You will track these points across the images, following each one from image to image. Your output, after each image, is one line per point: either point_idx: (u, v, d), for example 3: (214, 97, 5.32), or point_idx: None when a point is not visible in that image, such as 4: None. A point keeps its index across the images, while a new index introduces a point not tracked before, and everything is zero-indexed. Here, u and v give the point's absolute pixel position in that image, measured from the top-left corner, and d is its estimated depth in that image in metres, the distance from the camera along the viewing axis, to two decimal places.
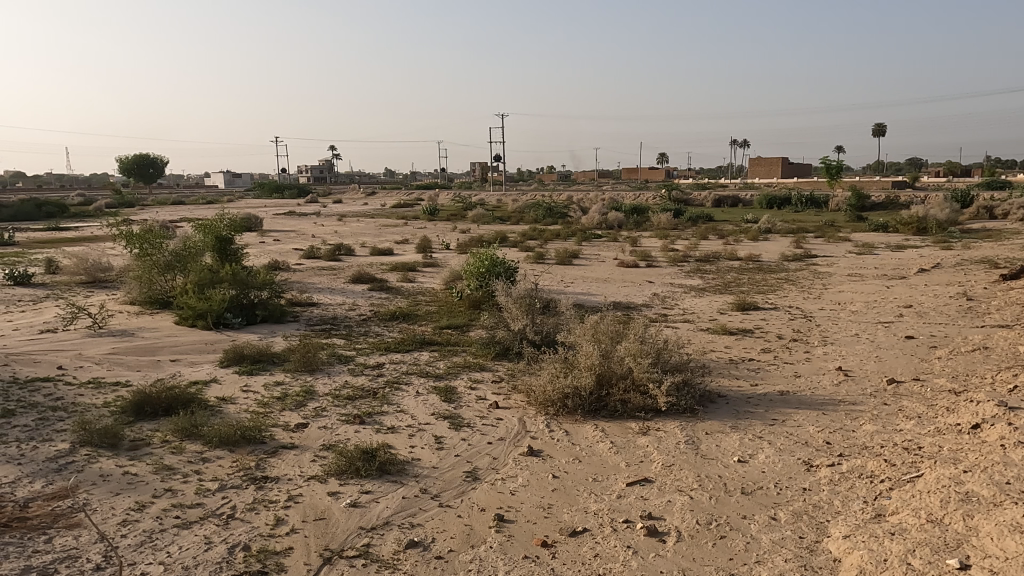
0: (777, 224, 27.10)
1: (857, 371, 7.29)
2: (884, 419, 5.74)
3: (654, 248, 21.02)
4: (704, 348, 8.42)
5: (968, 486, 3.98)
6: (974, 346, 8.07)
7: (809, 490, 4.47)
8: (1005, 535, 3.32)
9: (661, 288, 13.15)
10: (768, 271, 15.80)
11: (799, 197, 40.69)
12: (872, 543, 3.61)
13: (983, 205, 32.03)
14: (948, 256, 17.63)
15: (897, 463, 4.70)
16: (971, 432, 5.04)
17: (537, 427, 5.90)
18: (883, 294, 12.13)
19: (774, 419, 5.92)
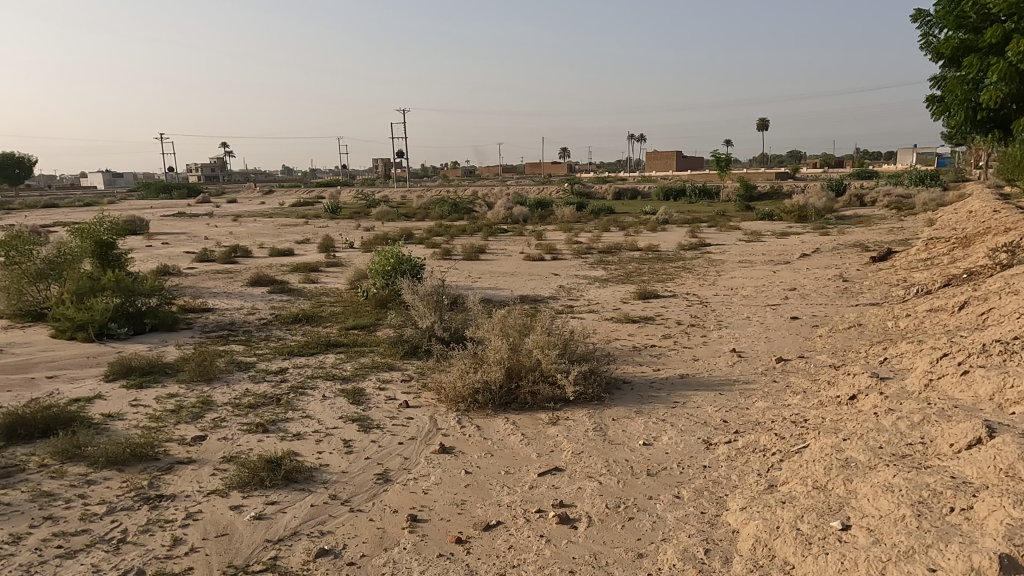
0: (673, 215, 28.30)
1: (749, 352, 7.74)
2: (774, 395, 6.14)
3: (559, 240, 21.45)
4: (609, 337, 8.68)
5: (847, 453, 4.31)
6: (850, 323, 8.77)
7: (709, 467, 4.71)
8: (878, 495, 3.62)
9: (567, 281, 13.42)
10: (667, 260, 16.46)
11: (693, 189, 42.70)
12: (765, 512, 3.84)
13: (855, 193, 34.81)
14: (826, 241, 19.04)
15: (786, 436, 5.03)
16: (849, 403, 5.48)
17: (449, 424, 5.88)
18: (771, 279, 12.93)
19: (675, 401, 6.19)
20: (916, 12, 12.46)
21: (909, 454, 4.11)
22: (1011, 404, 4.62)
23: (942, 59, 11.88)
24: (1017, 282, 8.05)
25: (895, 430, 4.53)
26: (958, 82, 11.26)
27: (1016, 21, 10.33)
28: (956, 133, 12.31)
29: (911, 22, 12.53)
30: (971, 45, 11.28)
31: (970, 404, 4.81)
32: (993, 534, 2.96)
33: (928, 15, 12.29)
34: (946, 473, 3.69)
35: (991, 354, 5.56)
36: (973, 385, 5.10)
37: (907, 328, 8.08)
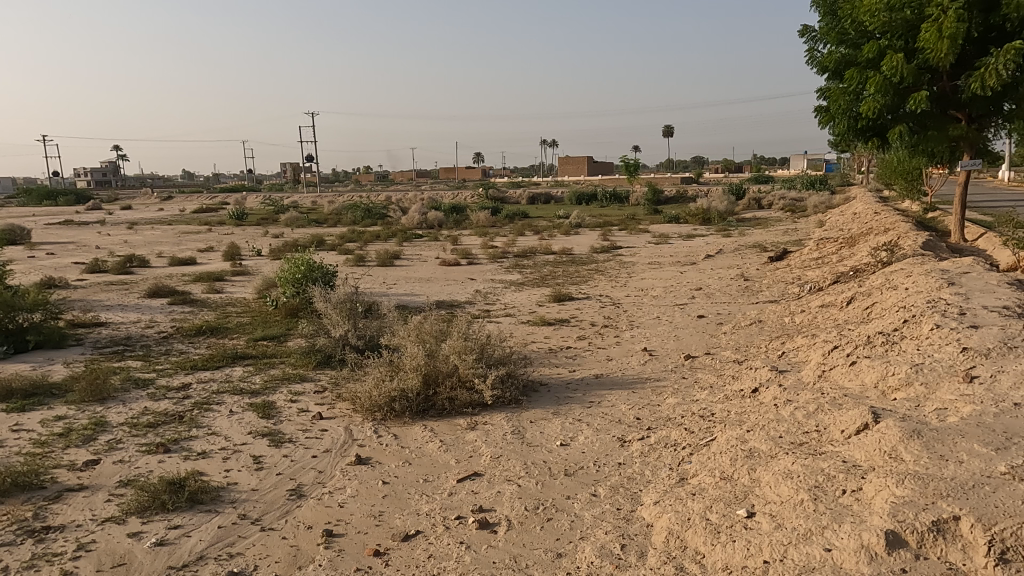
0: (585, 218, 28.95)
1: (659, 350, 8.02)
2: (683, 391, 6.38)
3: (474, 245, 21.48)
4: (525, 340, 8.76)
5: (751, 444, 4.54)
6: (751, 320, 9.25)
7: (624, 464, 4.83)
8: (779, 482, 3.83)
9: (483, 285, 13.44)
10: (580, 263, 16.80)
11: (604, 193, 43.87)
12: (677, 505, 3.97)
13: (753, 197, 36.83)
14: (728, 242, 20.04)
15: (695, 430, 5.23)
16: (752, 396, 5.77)
17: (365, 434, 5.74)
18: (678, 279, 13.46)
19: (591, 401, 6.32)
20: (803, 28, 13.32)
21: (806, 442, 4.38)
22: (893, 390, 5.00)
23: (827, 72, 12.74)
24: (895, 277, 8.76)
25: (793, 420, 4.81)
26: (841, 93, 12.11)
27: (889, 38, 11.24)
28: (840, 141, 13.21)
29: (798, 37, 13.39)
30: (851, 60, 12.16)
31: (858, 393, 5.18)
32: (880, 512, 3.19)
33: (814, 31, 13.17)
34: (838, 458, 3.95)
35: (876, 344, 6.01)
36: (860, 374, 5.49)
37: (802, 323, 8.61)
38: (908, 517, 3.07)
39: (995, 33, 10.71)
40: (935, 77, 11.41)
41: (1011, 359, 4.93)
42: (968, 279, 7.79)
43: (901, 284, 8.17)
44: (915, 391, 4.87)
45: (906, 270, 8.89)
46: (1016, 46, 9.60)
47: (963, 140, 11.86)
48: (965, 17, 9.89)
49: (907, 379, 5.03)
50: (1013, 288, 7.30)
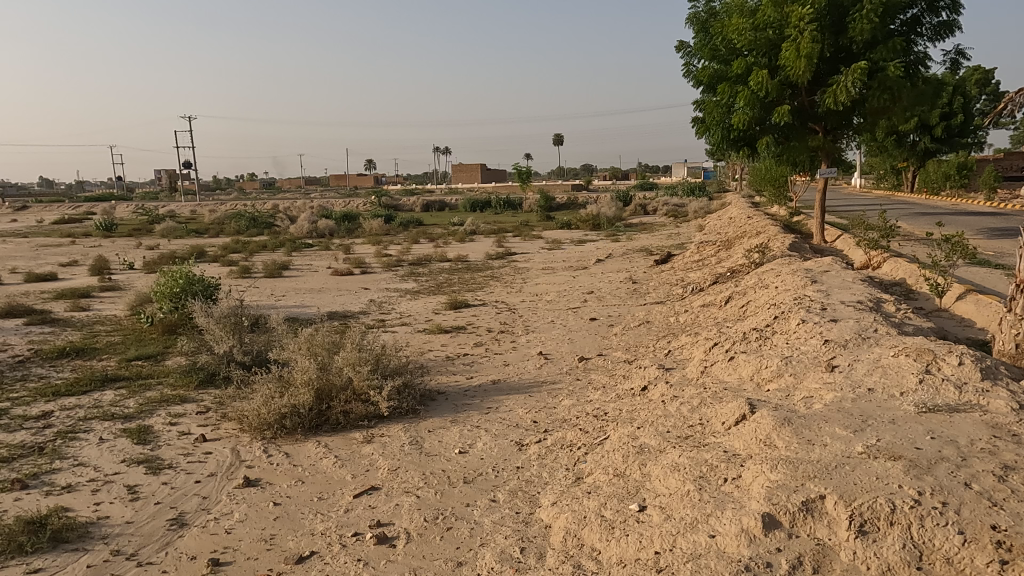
0: (479, 225, 29.08)
1: (555, 353, 8.19)
2: (578, 392, 6.55)
3: (368, 254, 21.04)
4: (422, 349, 8.68)
5: (641, 440, 4.73)
6: (640, 321, 9.65)
7: (522, 468, 4.89)
8: (667, 475, 4.01)
9: (377, 294, 13.18)
10: (475, 270, 16.86)
11: (497, 200, 44.34)
12: (573, 504, 4.06)
13: (639, 203, 38.51)
14: (616, 247, 20.83)
15: (589, 430, 5.38)
16: (641, 394, 6.01)
17: (253, 454, 5.46)
18: (571, 284, 13.82)
19: (488, 407, 6.35)
20: (679, 44, 14.12)
21: (691, 435, 4.62)
22: (767, 382, 5.38)
23: (702, 85, 13.55)
24: (766, 277, 9.44)
25: (679, 415, 5.06)
26: (715, 106, 12.93)
27: (755, 55, 12.13)
28: (716, 150, 14.08)
29: (675, 52, 14.18)
30: (723, 75, 13.01)
31: (736, 386, 5.52)
32: (757, 497, 3.41)
33: (689, 47, 13.99)
34: (719, 448, 4.20)
35: (751, 340, 6.44)
36: (738, 368, 5.86)
37: (686, 322, 9.09)
38: (781, 500, 3.30)
39: (844, 54, 11.81)
40: (795, 92, 12.42)
41: (865, 349, 5.45)
42: (828, 277, 8.54)
43: (771, 283, 8.82)
44: (786, 381, 5.26)
45: (776, 270, 9.60)
46: (861, 66, 10.65)
47: (821, 150, 12.97)
48: (818, 39, 10.86)
49: (778, 371, 5.43)
50: (864, 285, 8.07)
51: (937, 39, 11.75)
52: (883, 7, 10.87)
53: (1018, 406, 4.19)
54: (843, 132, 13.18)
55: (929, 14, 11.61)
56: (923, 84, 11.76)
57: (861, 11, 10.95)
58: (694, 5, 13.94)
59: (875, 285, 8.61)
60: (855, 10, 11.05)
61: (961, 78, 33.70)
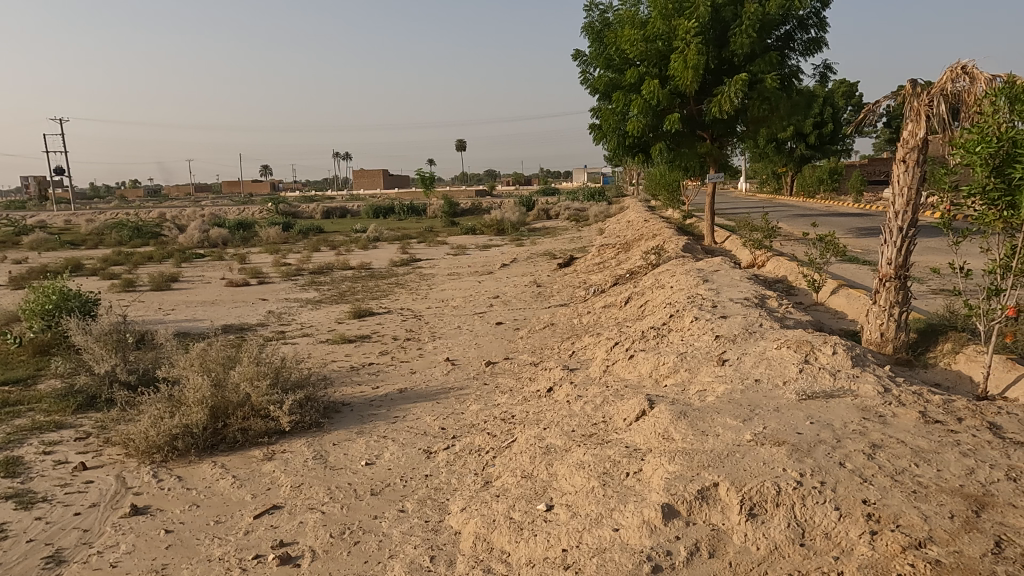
0: (383, 232, 28.61)
1: (461, 359, 8.19)
2: (485, 397, 6.58)
3: (265, 263, 20.19)
4: (325, 360, 8.43)
5: (548, 440, 4.82)
6: (545, 323, 9.82)
7: (431, 476, 4.85)
8: (573, 473, 4.10)
9: (276, 305, 12.69)
10: (380, 277, 16.55)
11: (401, 206, 43.82)
12: (482, 509, 4.08)
13: (542, 207, 39.24)
14: (521, 251, 21.10)
15: (497, 433, 5.41)
16: (547, 395, 6.11)
17: (142, 480, 5.11)
18: (477, 289, 13.86)
19: (395, 416, 6.25)
20: (576, 52, 14.52)
21: (595, 433, 4.75)
22: (665, 377, 5.62)
23: (598, 93, 13.98)
24: (662, 277, 9.85)
25: (583, 414, 5.19)
26: (611, 113, 13.36)
27: (647, 66, 12.66)
28: (613, 156, 14.56)
29: (572, 60, 14.56)
30: (617, 83, 13.48)
31: (636, 383, 5.73)
32: (657, 489, 3.55)
33: (585, 56, 14.41)
34: (622, 444, 4.34)
35: (649, 338, 6.70)
36: (637, 365, 6.08)
37: (589, 323, 9.33)
38: (679, 489, 3.46)
39: (727, 66, 12.55)
40: (685, 102, 13.07)
41: (752, 342, 5.81)
42: (718, 276, 9.04)
43: (667, 283, 9.23)
44: (682, 376, 5.51)
45: (671, 270, 10.03)
46: (742, 78, 11.36)
47: (709, 156, 13.72)
48: (703, 51, 11.48)
49: (674, 367, 5.68)
50: (750, 282, 8.61)
51: (808, 54, 12.72)
52: (761, 23, 11.66)
53: (884, 389, 4.59)
54: (729, 139, 14.00)
55: (800, 31, 12.54)
56: (797, 96, 12.69)
57: (740, 26, 11.68)
58: (589, 15, 14.37)
59: (760, 282, 9.19)
60: (735, 25, 11.79)
61: (830, 90, 36.64)
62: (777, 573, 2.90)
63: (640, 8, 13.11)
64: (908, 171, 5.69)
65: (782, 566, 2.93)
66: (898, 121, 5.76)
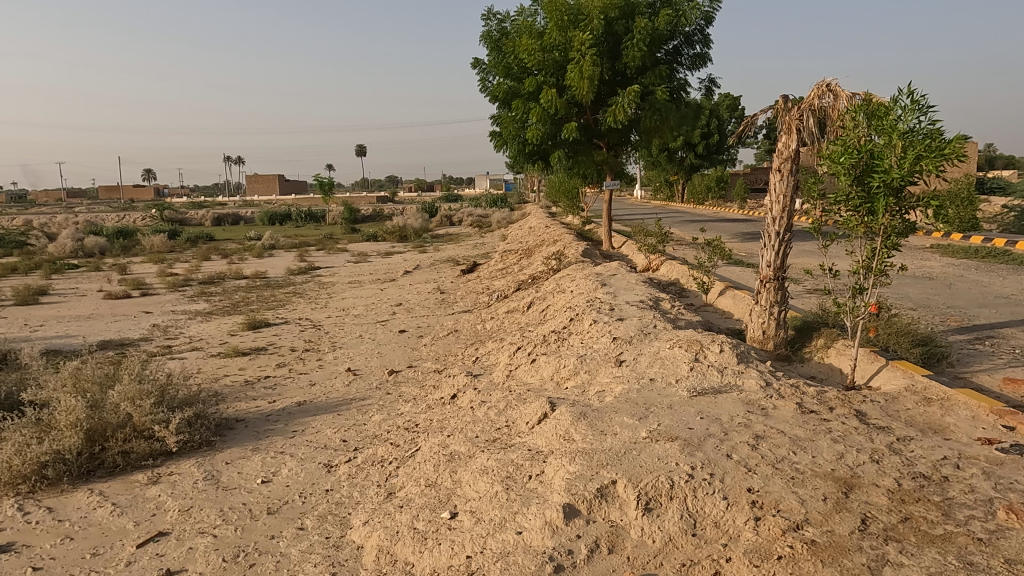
0: (279, 239, 27.51)
1: (363, 369, 8.00)
2: (388, 406, 6.46)
3: (149, 274, 18.91)
4: (217, 375, 7.99)
5: (452, 447, 4.80)
6: (449, 330, 9.78)
7: (332, 490, 4.70)
8: (477, 479, 4.11)
9: (162, 318, 11.91)
10: (276, 287, 15.90)
11: (298, 214, 42.40)
12: (385, 521, 4.00)
13: (445, 214, 39.13)
14: (424, 258, 20.92)
15: (400, 443, 5.33)
16: (451, 402, 6.09)
17: (5, 514, 4.63)
18: (379, 296, 13.61)
19: (293, 431, 6.02)
20: (474, 60, 14.61)
21: (498, 437, 4.78)
22: (566, 380, 5.74)
23: (498, 101, 14.13)
24: (563, 282, 10.09)
25: (486, 419, 5.21)
26: (510, 121, 13.53)
27: (544, 75, 12.94)
28: (514, 164, 14.75)
29: (471, 68, 14.65)
30: (516, 92, 13.68)
31: (538, 386, 5.81)
32: (558, 489, 3.62)
33: (484, 64, 14.53)
34: (524, 447, 4.39)
35: (550, 342, 6.82)
36: (539, 369, 6.18)
37: (492, 328, 9.38)
38: (579, 489, 3.54)
39: (620, 77, 13.04)
40: (581, 111, 13.45)
41: (647, 343, 6.04)
42: (615, 280, 9.35)
43: (567, 288, 9.44)
44: (581, 378, 5.65)
45: (571, 275, 10.28)
46: (635, 89, 11.84)
47: (605, 164, 14.19)
48: (597, 62, 11.88)
49: (575, 369, 5.81)
50: (645, 286, 8.96)
51: (694, 69, 13.44)
52: (651, 37, 12.22)
53: (766, 383, 4.91)
54: (624, 148, 14.54)
55: (687, 47, 13.25)
56: (685, 107, 13.38)
57: (632, 40, 12.19)
58: (487, 24, 14.51)
59: (654, 286, 9.58)
60: (627, 38, 12.28)
61: (715, 103, 38.88)
62: (671, 564, 3.02)
63: (536, 19, 13.38)
64: (783, 180, 6.11)
65: (675, 557, 3.06)
66: (773, 133, 6.18)
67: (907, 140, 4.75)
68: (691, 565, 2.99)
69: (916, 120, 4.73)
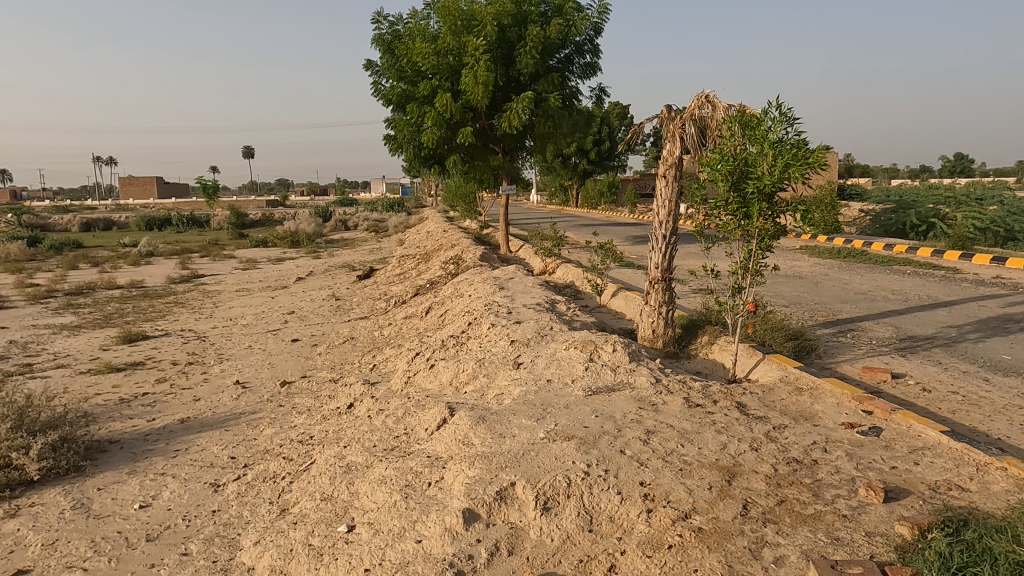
0: (157, 245, 25.70)
1: (253, 381, 7.62)
2: (281, 419, 6.19)
3: (4, 285, 17.11)
4: (86, 394, 7.34)
5: (348, 458, 4.67)
6: (344, 337, 9.51)
7: (219, 511, 4.44)
8: (374, 490, 4.01)
9: (21, 334, 10.79)
10: (155, 296, 14.86)
11: (179, 218, 39.85)
12: (278, 539, 3.82)
13: (339, 218, 38.06)
14: (318, 264, 20.25)
15: (294, 457, 5.12)
16: (347, 412, 5.93)
17: None
18: (269, 305, 13.03)
19: (175, 450, 5.63)
20: (366, 63, 14.34)
21: (397, 445, 4.70)
22: (464, 384, 5.74)
23: (391, 104, 13.91)
24: (461, 286, 10.07)
25: (384, 427, 5.11)
26: (405, 125, 13.35)
27: (439, 79, 12.89)
28: (410, 168, 14.57)
29: (363, 70, 14.36)
30: (411, 95, 13.53)
31: (437, 392, 5.77)
32: (458, 495, 3.60)
33: (377, 66, 14.28)
34: (423, 454, 4.35)
35: (449, 347, 6.79)
36: (438, 374, 6.14)
37: (390, 335, 9.22)
38: (478, 493, 3.55)
39: (514, 84, 13.24)
40: (476, 116, 13.51)
41: (544, 345, 6.15)
42: (513, 283, 9.45)
43: (465, 292, 9.44)
44: (480, 382, 5.67)
45: (469, 279, 10.29)
46: (529, 95, 12.04)
47: (502, 169, 14.31)
48: (491, 68, 11.99)
49: (473, 373, 5.82)
50: (541, 289, 9.12)
51: (585, 77, 13.85)
52: (543, 45, 12.50)
53: (655, 380, 5.13)
54: (519, 154, 14.73)
55: (577, 56, 13.63)
56: (577, 115, 13.76)
57: (525, 47, 12.40)
58: (379, 26, 14.27)
59: (551, 288, 9.76)
60: (520, 45, 12.48)
61: (607, 112, 40.23)
62: (569, 561, 3.08)
63: (430, 23, 13.31)
64: (668, 186, 6.40)
65: (573, 554, 3.13)
66: (658, 142, 6.47)
67: (777, 150, 5.12)
68: (588, 560, 3.07)
69: (784, 131, 5.11)
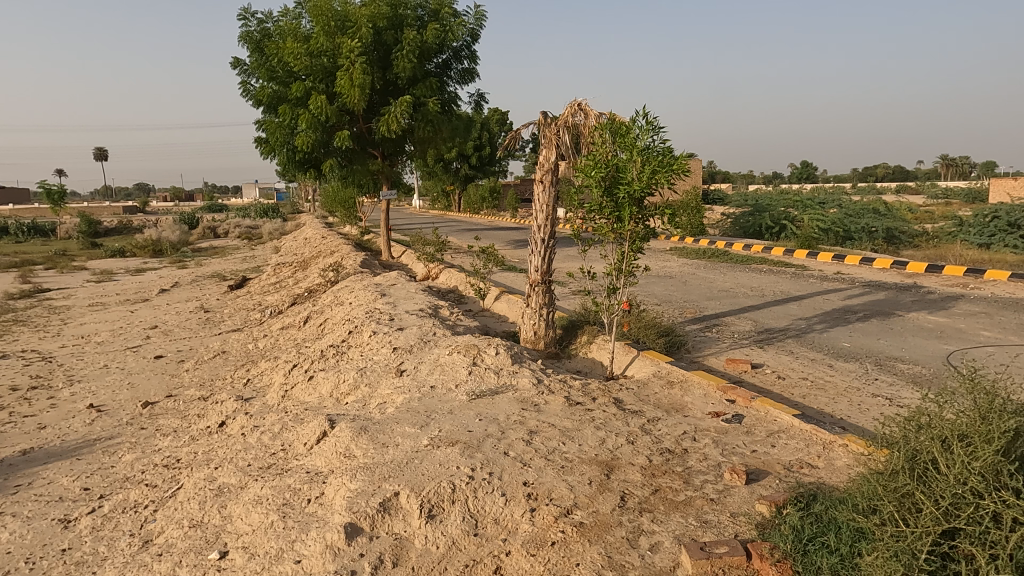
0: None
1: (110, 403, 6.98)
2: (143, 443, 5.71)
3: None
4: None
5: (220, 480, 4.39)
6: (215, 352, 8.94)
7: (70, 549, 4.02)
8: (249, 511, 3.79)
9: None
10: None
11: (18, 228, 35.86)
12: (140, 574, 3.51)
13: (208, 224, 35.81)
14: (184, 274, 18.93)
15: (158, 483, 4.73)
16: (219, 430, 5.58)
17: None
18: (128, 319, 12.00)
19: (16, 486, 5.03)
20: (234, 61, 13.61)
21: (273, 463, 4.47)
22: (345, 395, 5.56)
23: (261, 106, 13.26)
24: (341, 294, 9.77)
25: (260, 445, 4.84)
26: (277, 127, 12.75)
27: (312, 80, 12.46)
28: (283, 172, 13.94)
29: (230, 68, 13.62)
30: (282, 96, 12.97)
31: (316, 404, 5.55)
32: (339, 510, 3.48)
33: (245, 65, 13.59)
34: (302, 470, 4.17)
35: (328, 357, 6.57)
36: (317, 387, 5.91)
37: (265, 347, 8.77)
38: (361, 506, 3.45)
39: (392, 87, 13.06)
40: (354, 119, 13.18)
41: (426, 351, 6.09)
42: (395, 290, 9.29)
43: (345, 300, 9.17)
44: (362, 392, 5.52)
45: (350, 287, 10.00)
46: (407, 100, 11.94)
47: (381, 174, 14.04)
48: (368, 71, 11.76)
49: (354, 384, 5.66)
50: (424, 294, 9.04)
51: (463, 83, 13.92)
52: (420, 49, 12.44)
53: (537, 381, 5.23)
54: (399, 158, 14.52)
55: (455, 62, 13.67)
56: (457, 120, 13.79)
57: (401, 51, 12.29)
58: (246, 23, 13.58)
59: (434, 294, 9.70)
60: (397, 49, 12.34)
61: (487, 118, 40.71)
62: (455, 566, 3.07)
63: (302, 23, 12.85)
64: (545, 191, 6.54)
65: (458, 559, 3.12)
66: (535, 148, 6.60)
67: (645, 157, 5.40)
68: (474, 564, 3.07)
69: (651, 139, 5.40)
